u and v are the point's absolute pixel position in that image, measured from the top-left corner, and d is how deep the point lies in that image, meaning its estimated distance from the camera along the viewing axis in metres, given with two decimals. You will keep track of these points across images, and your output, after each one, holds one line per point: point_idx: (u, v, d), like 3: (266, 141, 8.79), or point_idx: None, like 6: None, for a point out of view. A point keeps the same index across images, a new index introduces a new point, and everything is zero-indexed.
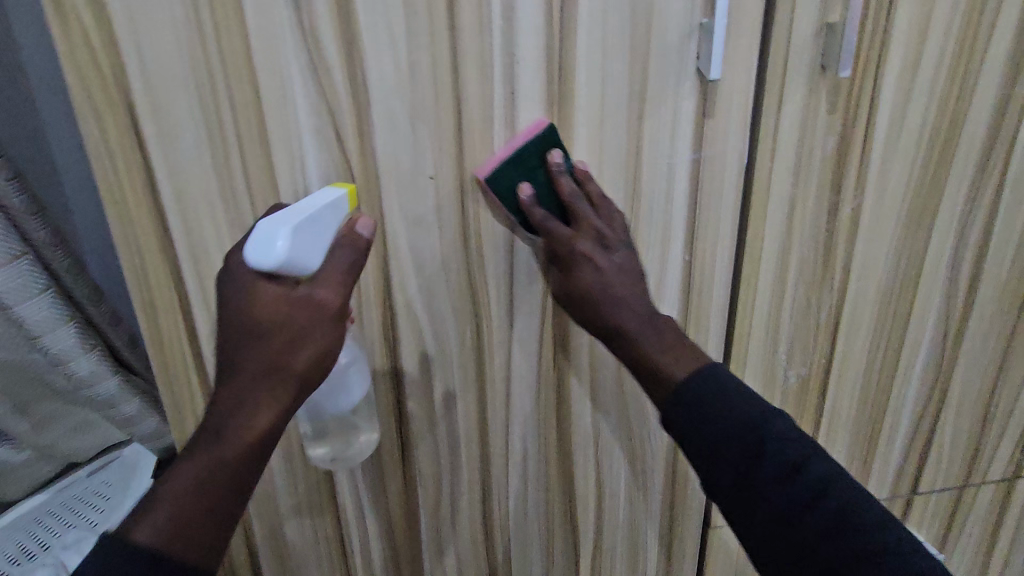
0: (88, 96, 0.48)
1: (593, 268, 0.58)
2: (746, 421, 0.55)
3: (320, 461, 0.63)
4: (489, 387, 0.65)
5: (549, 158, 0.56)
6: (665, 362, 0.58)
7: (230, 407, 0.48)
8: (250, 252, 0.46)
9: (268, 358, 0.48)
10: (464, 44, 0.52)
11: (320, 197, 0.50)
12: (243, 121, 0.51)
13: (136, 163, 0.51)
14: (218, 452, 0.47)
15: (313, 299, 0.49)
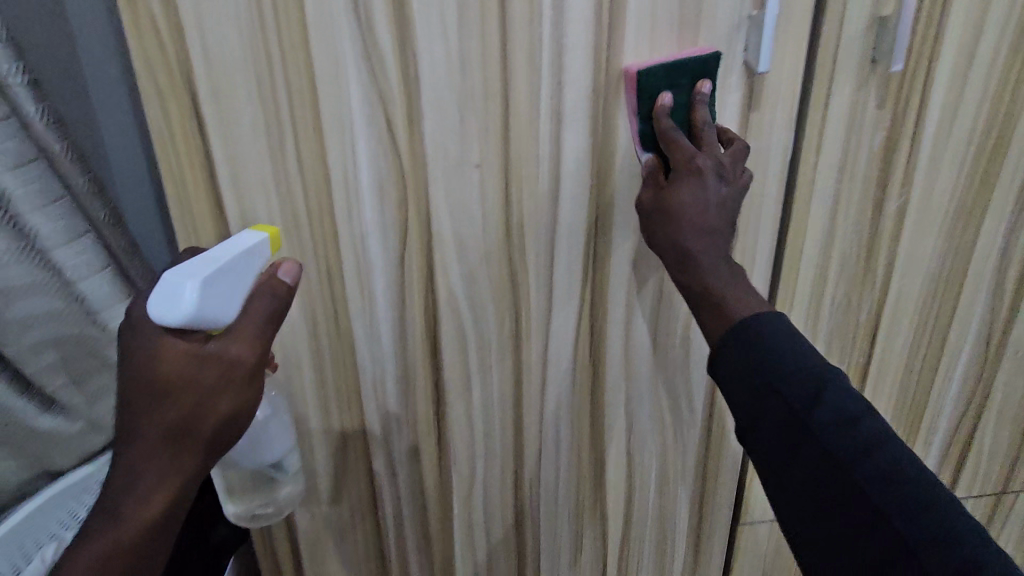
0: (154, 81, 0.50)
1: (701, 185, 0.54)
2: (811, 384, 0.52)
3: (237, 515, 0.64)
4: (525, 374, 0.66)
5: (699, 84, 0.55)
6: (733, 301, 0.55)
7: (134, 477, 0.48)
8: (154, 305, 0.45)
9: (175, 422, 0.48)
10: (513, 34, 0.52)
11: (231, 245, 0.49)
12: (299, 108, 0.52)
13: (196, 146, 0.53)
14: (118, 522, 0.47)
15: (228, 355, 0.48)
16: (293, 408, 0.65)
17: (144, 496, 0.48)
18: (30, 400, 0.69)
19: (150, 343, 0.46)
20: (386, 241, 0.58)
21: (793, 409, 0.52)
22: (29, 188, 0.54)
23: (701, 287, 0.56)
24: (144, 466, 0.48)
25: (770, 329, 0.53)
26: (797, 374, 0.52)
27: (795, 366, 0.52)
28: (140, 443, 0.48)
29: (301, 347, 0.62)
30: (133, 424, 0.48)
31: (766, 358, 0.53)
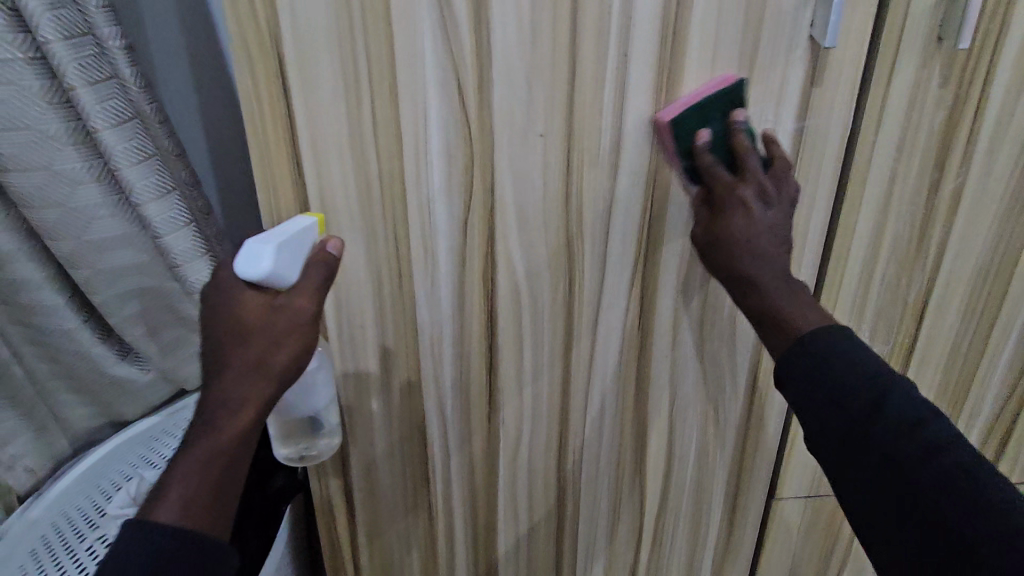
0: (245, 46, 0.54)
1: (745, 214, 0.59)
2: (855, 379, 0.55)
3: (286, 458, 0.69)
4: (576, 341, 0.69)
5: (732, 116, 0.58)
6: (797, 315, 0.59)
7: (221, 401, 0.52)
8: (239, 265, 0.51)
9: (255, 355, 0.52)
10: (585, 6, 0.54)
11: (297, 220, 0.55)
12: (377, 75, 0.55)
13: (280, 109, 0.56)
14: (211, 440, 0.51)
15: (293, 306, 0.52)
16: (355, 364, 0.68)
17: (231, 423, 0.51)
18: (109, 347, 0.76)
19: (233, 293, 0.52)
20: (452, 206, 0.61)
21: (838, 403, 0.55)
22: (126, 144, 0.58)
23: (762, 308, 0.60)
24: (227, 397, 0.52)
25: (835, 339, 0.56)
26: (846, 376, 0.55)
27: (839, 368, 0.55)
28: (225, 377, 0.52)
29: (366, 306, 0.65)
30: (218, 362, 0.52)
31: (812, 361, 0.56)
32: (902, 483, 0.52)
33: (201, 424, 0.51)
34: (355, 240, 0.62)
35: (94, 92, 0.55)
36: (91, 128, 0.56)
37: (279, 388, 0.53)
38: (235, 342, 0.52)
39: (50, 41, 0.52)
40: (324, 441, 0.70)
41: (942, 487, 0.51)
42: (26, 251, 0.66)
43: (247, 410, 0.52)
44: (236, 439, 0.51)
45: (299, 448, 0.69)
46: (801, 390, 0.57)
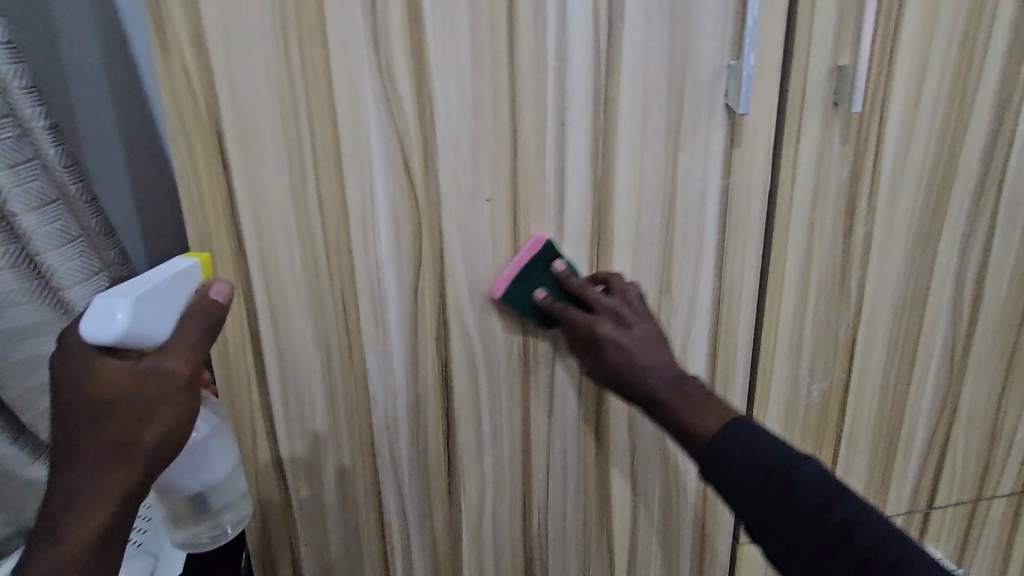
0: (183, 123, 0.53)
1: (618, 348, 0.62)
2: (754, 460, 0.58)
3: (184, 542, 0.62)
4: (534, 399, 0.68)
5: (553, 267, 0.62)
6: (694, 416, 0.62)
7: (68, 496, 0.45)
8: (85, 328, 0.43)
9: (115, 437, 0.45)
10: (521, 80, 0.57)
11: (164, 268, 0.48)
12: (320, 147, 0.55)
13: (219, 184, 0.55)
14: (59, 545, 0.44)
15: (162, 372, 0.46)
16: (304, 444, 0.65)
17: (82, 521, 0.45)
18: (19, 447, 0.68)
19: (83, 360, 0.44)
20: (401, 272, 0.60)
21: (769, 474, 0.58)
22: (48, 227, 0.54)
23: (673, 420, 0.62)
24: (81, 487, 0.45)
25: (722, 440, 0.60)
26: (747, 462, 0.58)
27: (731, 451, 0.59)
28: (80, 463, 0.45)
29: (315, 379, 0.62)
30: (69, 443, 0.45)
31: (720, 455, 0.59)
32: (828, 548, 0.54)
33: (52, 525, 0.45)
34: (302, 313, 0.60)
35: (15, 173, 0.52)
36: (8, 211, 0.53)
37: (147, 471, 0.47)
38: (89, 422, 0.45)
39: None
40: (227, 520, 0.62)
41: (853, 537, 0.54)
42: None
43: (109, 503, 0.45)
44: (97, 536, 0.45)
45: (194, 532, 0.61)
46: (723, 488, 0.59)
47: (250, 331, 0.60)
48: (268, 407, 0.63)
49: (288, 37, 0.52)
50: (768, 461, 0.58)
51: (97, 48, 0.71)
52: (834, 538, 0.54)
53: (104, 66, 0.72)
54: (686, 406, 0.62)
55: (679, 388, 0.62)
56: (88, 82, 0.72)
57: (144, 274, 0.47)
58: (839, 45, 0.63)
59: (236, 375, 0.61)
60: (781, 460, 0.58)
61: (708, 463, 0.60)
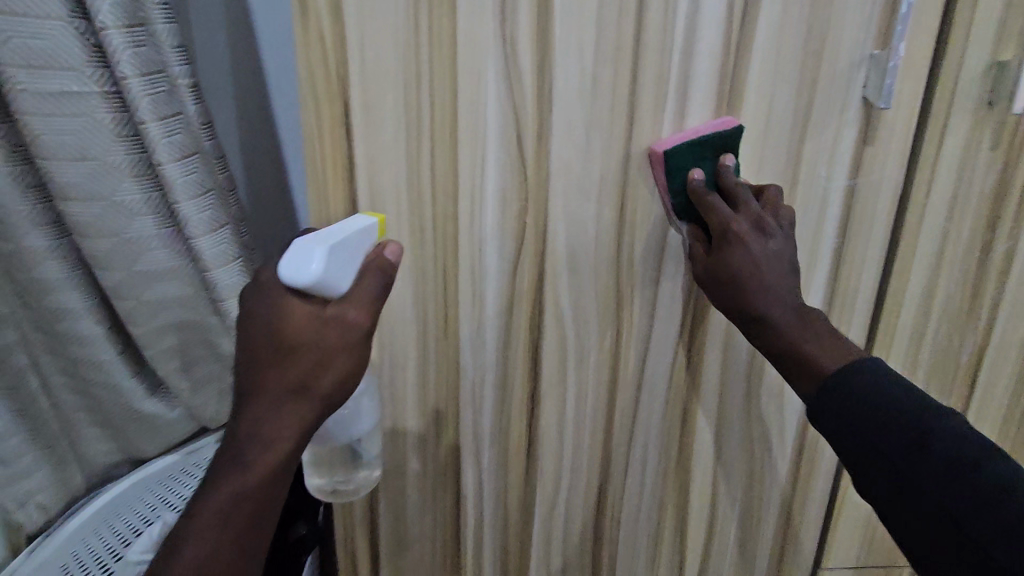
0: (313, 87, 0.55)
1: (746, 250, 0.56)
2: (907, 427, 0.53)
3: (318, 490, 0.66)
4: (621, 391, 0.67)
5: (721, 159, 0.58)
6: (815, 353, 0.57)
7: (253, 425, 0.49)
8: (284, 267, 0.46)
9: (296, 376, 0.49)
10: (645, 61, 0.55)
11: (352, 223, 0.51)
12: (438, 117, 0.56)
13: (339, 149, 0.57)
14: (245, 472, 0.49)
15: (345, 321, 0.49)
16: (392, 409, 0.66)
17: (265, 451, 0.49)
18: (140, 380, 0.73)
19: (278, 299, 0.48)
20: (503, 250, 0.60)
21: (882, 416, 0.54)
22: (187, 178, 0.56)
23: (776, 341, 0.58)
24: (264, 418, 0.49)
25: (844, 382, 0.55)
26: (880, 407, 0.54)
27: (876, 389, 0.54)
28: (265, 397, 0.49)
29: (409, 347, 0.64)
30: (257, 378, 0.49)
31: (846, 395, 0.55)
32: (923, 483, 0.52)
33: (236, 452, 0.49)
34: (404, 281, 0.61)
35: (164, 125, 0.54)
36: (155, 160, 0.55)
37: (320, 413, 0.51)
38: (277, 360, 0.49)
39: (127, 76, 0.51)
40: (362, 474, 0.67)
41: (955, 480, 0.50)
42: (71, 279, 0.64)
43: (287, 438, 0.49)
44: (273, 468, 0.49)
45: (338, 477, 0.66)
46: (828, 420, 0.56)
47: None
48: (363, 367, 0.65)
49: (419, 5, 0.53)
50: (894, 405, 0.53)
51: (226, 14, 0.75)
52: (926, 469, 0.52)
53: (230, 32, 0.75)
54: (808, 338, 0.57)
55: (784, 263, 0.57)
56: (215, 49, 0.77)
57: (334, 224, 0.50)
58: (1004, 37, 0.57)
59: None
60: (892, 394, 0.54)
61: (820, 397, 0.56)
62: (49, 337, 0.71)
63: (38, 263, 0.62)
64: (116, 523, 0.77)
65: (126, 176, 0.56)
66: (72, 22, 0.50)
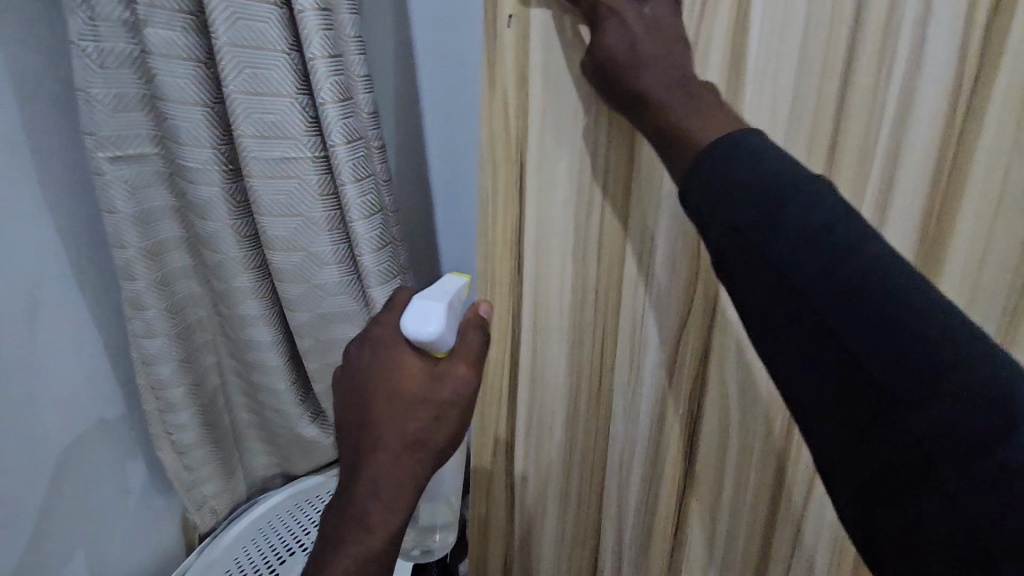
0: (491, 151, 0.58)
1: (620, 25, 0.45)
2: (825, 271, 0.35)
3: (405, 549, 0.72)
4: (787, 500, 0.54)
5: None
6: (692, 123, 0.42)
7: (370, 488, 0.42)
8: (407, 323, 0.44)
9: (413, 432, 0.43)
10: (848, 130, 0.44)
11: (449, 279, 0.49)
12: (611, 183, 0.54)
13: (512, 210, 0.59)
14: (365, 543, 0.42)
15: (455, 374, 0.44)
16: (537, 466, 0.67)
17: (383, 516, 0.43)
18: (306, 408, 0.80)
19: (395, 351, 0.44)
20: (666, 324, 0.56)
21: (779, 246, 0.36)
22: (372, 234, 0.61)
23: (658, 118, 0.44)
24: (383, 480, 0.43)
25: (714, 165, 0.39)
26: (765, 232, 0.37)
27: (778, 198, 0.36)
28: (381, 456, 0.43)
29: (560, 407, 0.63)
30: (369, 432, 0.43)
31: (733, 208, 0.38)
32: (845, 368, 0.35)
33: (355, 517, 0.43)
34: (562, 340, 0.61)
35: (359, 186, 0.59)
36: (348, 218, 0.60)
37: (433, 470, 0.45)
38: (389, 415, 0.43)
39: (336, 144, 0.56)
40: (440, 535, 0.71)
41: (894, 368, 0.33)
42: (265, 317, 0.71)
43: (406, 498, 0.43)
44: (393, 531, 0.43)
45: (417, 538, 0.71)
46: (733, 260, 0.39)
47: (512, 348, 0.64)
48: (512, 419, 0.67)
49: None
50: (797, 212, 0.36)
51: (395, 73, 0.77)
52: (849, 348, 0.35)
53: (398, 89, 0.78)
54: (678, 104, 0.43)
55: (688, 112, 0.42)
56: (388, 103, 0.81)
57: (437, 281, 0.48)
58: None
59: (491, 388, 0.66)
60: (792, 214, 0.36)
61: (699, 181, 0.40)
62: (236, 364, 0.79)
63: (241, 301, 0.70)
64: (274, 538, 0.84)
65: (323, 231, 0.61)
66: (298, 98, 0.56)
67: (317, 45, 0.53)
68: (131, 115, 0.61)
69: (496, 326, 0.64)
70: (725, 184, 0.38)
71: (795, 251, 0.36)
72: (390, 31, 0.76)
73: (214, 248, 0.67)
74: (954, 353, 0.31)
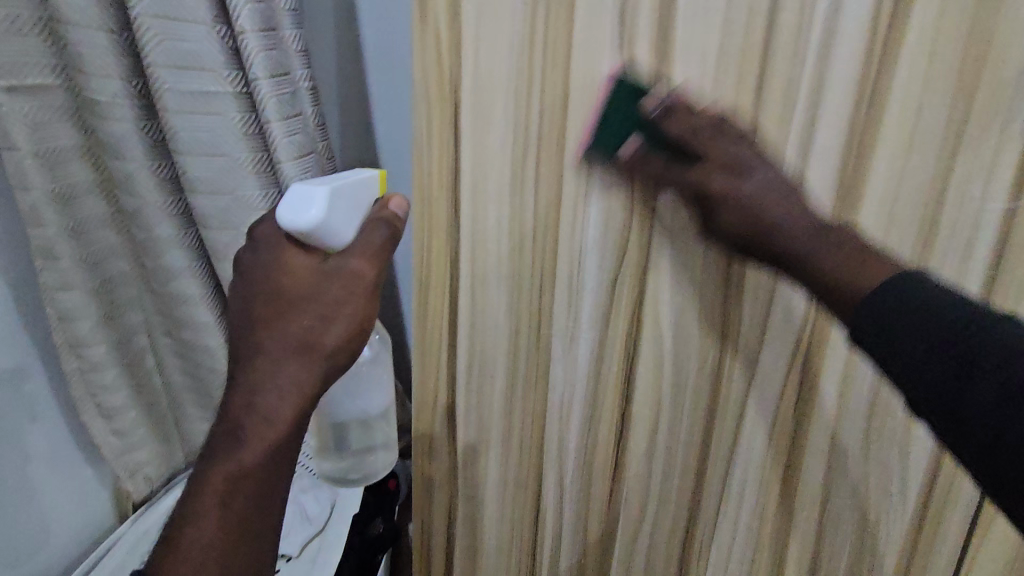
0: (426, 90, 0.56)
1: (728, 182, 0.47)
2: (976, 339, 0.37)
3: (331, 472, 0.62)
4: (718, 427, 0.58)
5: (635, 132, 0.51)
6: (840, 275, 0.43)
7: (254, 388, 0.45)
8: (283, 211, 0.43)
9: (296, 334, 0.45)
10: (773, 67, 0.46)
11: (351, 173, 0.48)
12: (546, 125, 0.54)
13: (448, 151, 0.58)
14: (248, 436, 0.45)
15: (343, 272, 0.45)
16: (478, 414, 0.67)
17: (268, 415, 0.45)
18: None
19: (276, 255, 0.45)
20: (603, 263, 0.56)
21: (946, 325, 0.37)
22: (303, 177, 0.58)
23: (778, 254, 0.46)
24: (267, 380, 0.45)
25: (887, 291, 0.40)
26: (929, 320, 0.38)
27: (932, 304, 0.38)
28: (264, 358, 0.45)
29: (500, 354, 0.64)
30: (252, 342, 0.45)
31: (906, 305, 0.39)
32: None
33: (240, 418, 0.45)
34: (499, 285, 0.61)
35: (286, 125, 0.56)
36: (275, 158, 0.57)
37: (324, 376, 0.46)
38: (273, 318, 0.45)
39: (258, 78, 0.54)
40: (378, 457, 0.62)
41: None
42: (194, 268, 0.68)
43: (289, 402, 0.45)
44: (279, 433, 0.45)
45: (348, 464, 0.61)
46: (890, 352, 0.40)
47: (452, 295, 0.63)
48: (452, 368, 0.66)
49: (537, 7, 0.51)
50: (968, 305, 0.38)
51: (338, 17, 0.76)
52: None
53: (343, 34, 0.76)
54: (821, 250, 0.44)
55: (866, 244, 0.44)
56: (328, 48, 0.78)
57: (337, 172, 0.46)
58: None
59: (431, 337, 0.66)
60: (947, 306, 0.38)
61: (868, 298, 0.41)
62: (163, 322, 0.75)
63: (166, 249, 0.67)
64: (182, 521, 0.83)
65: (249, 174, 0.59)
66: (216, 27, 0.53)
67: None
68: (29, 41, 0.56)
69: (433, 272, 0.63)
70: (893, 317, 0.40)
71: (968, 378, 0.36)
72: None
73: (133, 193, 0.64)
74: None
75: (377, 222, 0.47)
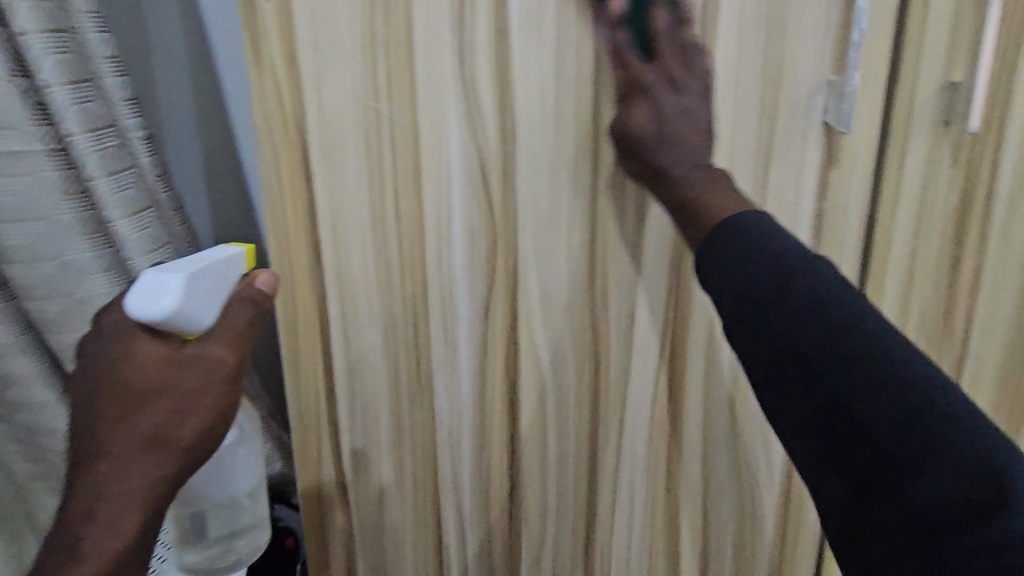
0: (271, 135, 0.54)
1: None
2: (779, 288, 0.46)
3: (196, 562, 0.61)
4: (603, 426, 0.63)
5: None
6: (706, 203, 0.51)
7: (96, 491, 0.42)
8: (133, 300, 0.40)
9: (146, 431, 0.42)
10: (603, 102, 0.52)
11: (215, 251, 0.45)
12: (400, 162, 0.54)
13: (303, 194, 0.56)
14: (88, 545, 0.42)
15: (202, 362, 0.42)
16: (366, 458, 0.65)
17: (113, 520, 0.42)
18: None
19: (123, 346, 0.41)
20: (473, 289, 0.58)
21: (770, 290, 0.46)
22: (140, 234, 0.57)
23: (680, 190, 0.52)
24: (111, 482, 0.42)
25: (725, 233, 0.49)
26: (753, 281, 0.47)
27: (756, 254, 0.47)
28: (107, 459, 0.42)
29: (382, 395, 0.62)
30: (97, 440, 0.42)
31: (731, 255, 0.48)
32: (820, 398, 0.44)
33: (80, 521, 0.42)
34: (372, 324, 0.60)
35: (113, 180, 0.54)
36: (106, 217, 0.55)
37: (180, 470, 0.44)
38: (119, 415, 0.42)
39: (74, 133, 0.51)
40: (244, 543, 0.61)
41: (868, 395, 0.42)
42: (21, 344, 0.63)
43: (137, 502, 0.42)
44: (126, 535, 0.43)
45: (213, 552, 0.60)
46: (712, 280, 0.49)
47: (323, 341, 0.61)
48: (334, 415, 0.63)
49: (376, 49, 0.51)
50: (776, 263, 0.46)
51: (183, 57, 0.72)
52: (838, 390, 0.43)
53: (191, 75, 0.73)
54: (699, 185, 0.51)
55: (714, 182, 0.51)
56: (171, 89, 0.73)
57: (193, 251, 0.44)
58: (956, 56, 0.52)
59: (307, 387, 0.62)
60: (771, 273, 0.46)
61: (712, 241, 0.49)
62: None
63: None
64: None
65: (78, 237, 0.56)
66: (14, 81, 0.51)
67: (26, 17, 0.48)
68: None
69: (301, 320, 0.60)
70: (727, 265, 0.48)
71: (790, 315, 0.45)
72: (171, 9, 0.70)
73: None
74: (913, 391, 0.41)
75: (241, 302, 0.45)
